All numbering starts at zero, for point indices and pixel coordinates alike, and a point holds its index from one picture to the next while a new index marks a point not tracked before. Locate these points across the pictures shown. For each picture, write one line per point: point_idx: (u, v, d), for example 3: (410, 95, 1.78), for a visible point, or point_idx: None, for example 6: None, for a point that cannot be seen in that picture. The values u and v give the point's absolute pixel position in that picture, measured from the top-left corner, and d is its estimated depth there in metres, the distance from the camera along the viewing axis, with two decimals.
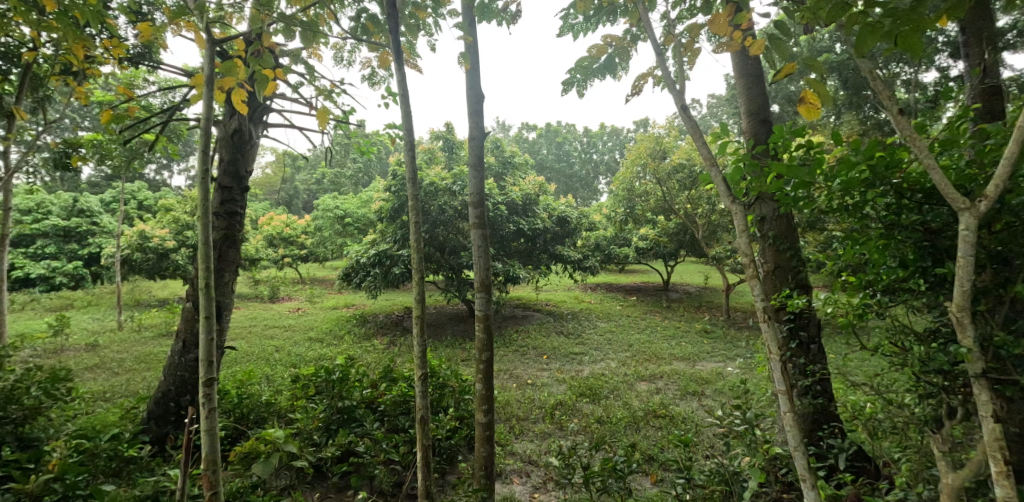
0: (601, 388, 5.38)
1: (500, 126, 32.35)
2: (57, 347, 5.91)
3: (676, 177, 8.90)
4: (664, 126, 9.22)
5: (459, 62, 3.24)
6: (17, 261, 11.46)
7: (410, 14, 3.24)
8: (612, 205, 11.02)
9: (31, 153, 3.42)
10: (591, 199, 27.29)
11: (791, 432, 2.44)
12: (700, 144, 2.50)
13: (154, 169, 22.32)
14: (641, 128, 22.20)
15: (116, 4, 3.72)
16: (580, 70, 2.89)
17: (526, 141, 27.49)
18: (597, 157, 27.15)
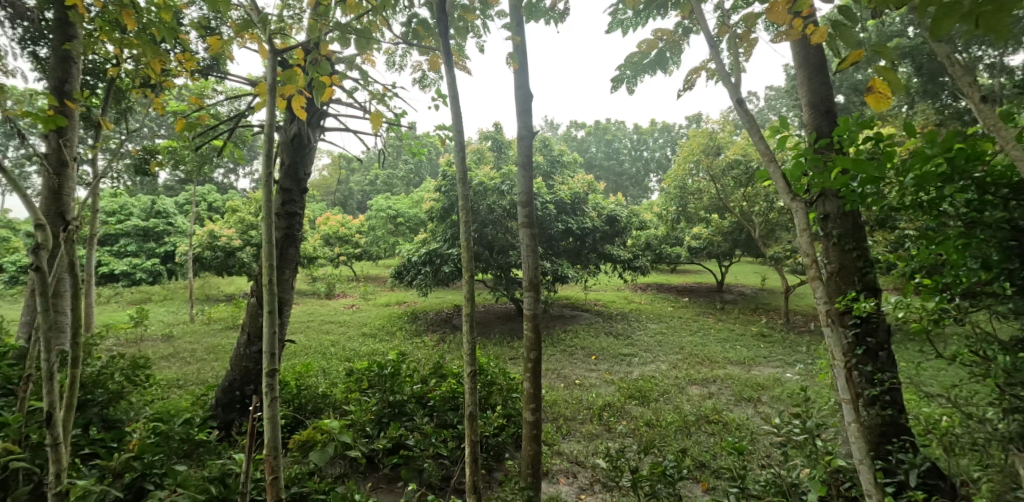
0: (651, 391, 5.25)
1: (548, 124, 32.15)
2: (134, 338, 6.43)
3: (731, 174, 8.56)
4: (719, 121, 8.89)
5: (506, 63, 3.27)
6: (104, 258, 12.53)
7: (460, 17, 3.29)
8: (663, 203, 10.73)
9: (115, 159, 3.74)
10: (642, 197, 26.58)
11: (856, 444, 2.31)
12: (757, 139, 2.44)
13: (222, 173, 23.80)
14: (694, 123, 21.52)
15: (187, 21, 4.01)
16: (630, 67, 2.86)
17: (575, 139, 27.18)
18: (648, 154, 26.38)
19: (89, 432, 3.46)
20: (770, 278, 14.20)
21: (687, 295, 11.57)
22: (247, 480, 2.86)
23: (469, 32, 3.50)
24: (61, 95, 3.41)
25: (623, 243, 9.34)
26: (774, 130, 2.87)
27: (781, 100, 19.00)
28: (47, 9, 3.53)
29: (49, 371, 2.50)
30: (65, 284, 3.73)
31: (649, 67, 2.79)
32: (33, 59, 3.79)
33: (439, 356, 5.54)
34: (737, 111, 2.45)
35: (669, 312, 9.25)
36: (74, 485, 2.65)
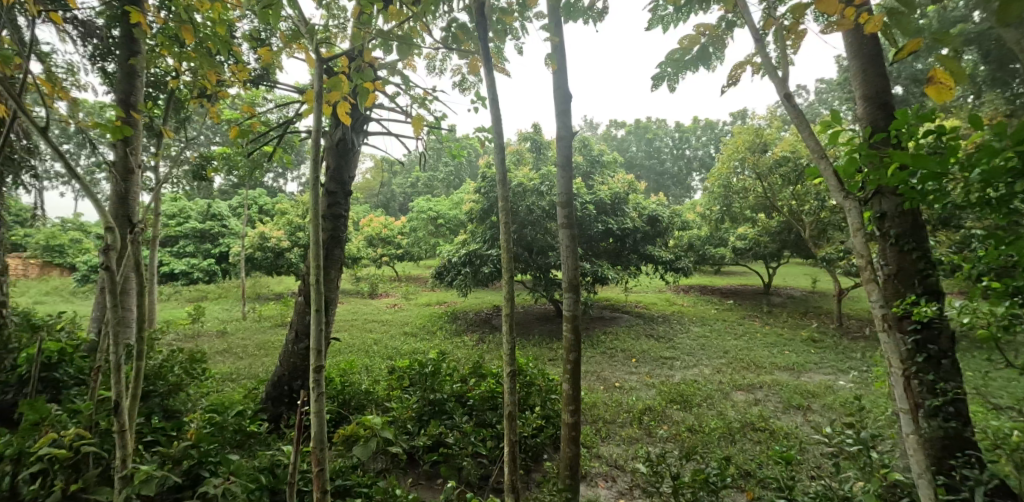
0: (693, 396, 5.12)
1: (588, 124, 31.79)
2: (191, 333, 6.83)
3: (779, 171, 8.22)
4: (766, 116, 8.54)
5: (545, 64, 3.26)
6: (165, 258, 13.33)
7: (498, 20, 3.33)
8: (707, 203, 10.42)
9: (176, 166, 3.99)
10: (685, 196, 25.88)
11: (915, 457, 2.19)
12: (806, 134, 2.42)
13: (272, 177, 24.85)
14: (738, 119, 20.82)
15: (240, 34, 4.23)
16: (671, 64, 2.79)
17: (615, 139, 26.75)
18: (690, 152, 25.66)
19: (152, 421, 3.69)
20: (821, 280, 13.55)
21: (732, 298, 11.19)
22: (294, 471, 2.98)
23: (507, 34, 3.52)
24: (127, 107, 3.67)
25: (664, 244, 9.14)
26: (825, 124, 2.72)
27: (831, 93, 18.10)
28: (114, 27, 3.81)
29: (117, 363, 2.69)
30: (131, 283, 4.01)
31: (692, 62, 2.70)
32: (102, 73, 4.10)
33: (478, 356, 5.60)
34: (785, 106, 2.45)
35: (712, 315, 8.96)
36: (138, 469, 2.84)
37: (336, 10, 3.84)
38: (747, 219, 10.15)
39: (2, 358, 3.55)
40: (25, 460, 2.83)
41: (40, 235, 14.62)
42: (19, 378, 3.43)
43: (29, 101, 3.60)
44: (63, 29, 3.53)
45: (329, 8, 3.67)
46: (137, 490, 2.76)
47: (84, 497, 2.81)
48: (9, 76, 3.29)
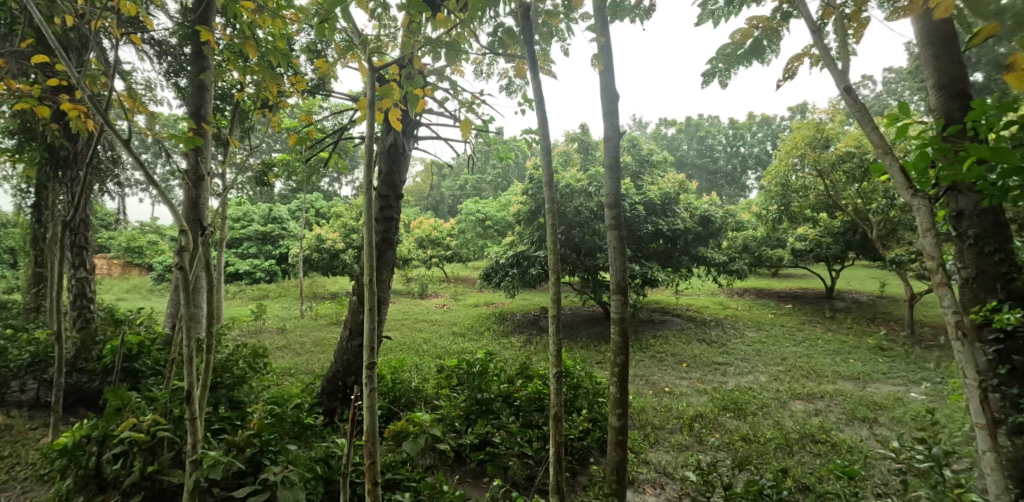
0: (748, 404, 4.90)
1: (637, 123, 30.99)
2: (254, 329, 7.27)
3: (843, 167, 7.76)
4: (828, 109, 7.85)
5: (591, 64, 3.17)
6: (231, 259, 14.19)
7: (544, 22, 3.31)
8: (763, 203, 9.96)
9: (241, 173, 4.28)
10: (739, 195, 24.73)
11: (992, 476, 2.12)
12: (868, 128, 2.32)
13: (327, 181, 25.82)
14: (798, 113, 19.66)
15: (298, 47, 4.46)
16: (722, 59, 2.71)
17: (665, 138, 25.88)
18: (745, 150, 24.49)
19: (219, 410, 3.96)
20: (891, 284, 12.62)
21: (791, 302, 10.60)
22: (348, 464, 3.13)
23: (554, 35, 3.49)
24: (198, 118, 3.97)
25: (717, 245, 8.84)
26: (893, 117, 2.48)
27: (900, 82, 16.77)
28: (185, 44, 4.14)
29: (189, 356, 2.92)
30: (201, 281, 4.32)
31: (740, 59, 2.58)
32: (176, 88, 4.45)
33: (526, 357, 5.60)
34: (845, 99, 2.37)
35: (770, 319, 8.54)
36: (206, 454, 3.05)
37: (387, 22, 3.99)
38: (807, 219, 9.61)
39: (90, 349, 3.91)
40: (108, 442, 3.09)
41: (123, 238, 15.96)
42: (105, 367, 3.77)
43: (113, 115, 3.96)
44: (142, 48, 3.87)
45: (381, 19, 3.80)
46: (205, 474, 2.97)
47: (159, 478, 3.04)
48: (96, 94, 3.63)
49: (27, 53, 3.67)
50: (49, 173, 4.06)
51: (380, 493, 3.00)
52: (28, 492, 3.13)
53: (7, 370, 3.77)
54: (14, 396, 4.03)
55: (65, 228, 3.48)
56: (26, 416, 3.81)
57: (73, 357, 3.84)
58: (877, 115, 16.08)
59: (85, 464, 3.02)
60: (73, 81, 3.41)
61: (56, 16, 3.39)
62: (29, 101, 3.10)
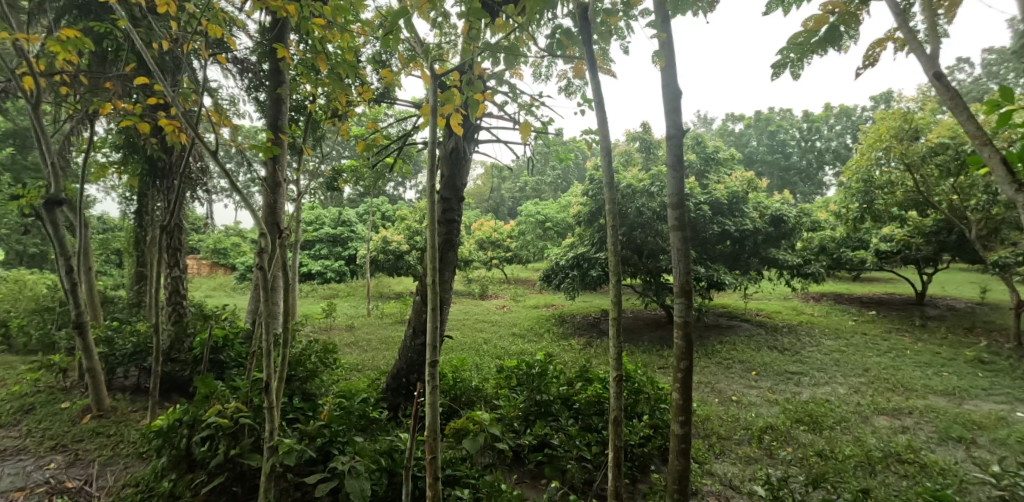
0: (825, 417, 4.56)
1: (703, 118, 29.36)
2: (324, 326, 7.70)
3: (934, 161, 7.06)
4: (918, 98, 7.30)
5: (651, 62, 2.99)
6: (305, 260, 15.08)
7: (603, 21, 3.21)
8: (842, 201, 9.24)
9: (314, 179, 4.57)
10: (816, 193, 22.79)
11: None
12: (963, 117, 2.10)
13: (392, 186, 26.71)
14: (882, 103, 18.04)
15: (365, 59, 4.69)
16: (795, 48, 2.55)
17: (733, 133, 24.07)
18: (821, 144, 22.50)
19: (294, 402, 4.23)
20: (993, 289, 11.30)
21: (875, 308, 9.75)
22: (410, 459, 3.28)
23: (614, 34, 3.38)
24: (275, 129, 4.29)
25: (791, 246, 8.31)
26: (993, 103, 2.21)
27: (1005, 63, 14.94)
28: (264, 61, 4.49)
29: (267, 349, 3.16)
30: (278, 281, 4.64)
31: (817, 47, 2.47)
32: (256, 103, 4.82)
33: (586, 359, 5.53)
34: (934, 86, 2.17)
35: (851, 326, 7.89)
36: (282, 441, 3.26)
37: (448, 29, 4.07)
38: (894, 217, 8.80)
39: (183, 341, 4.33)
40: (197, 426, 3.33)
41: (210, 240, 17.39)
42: (195, 358, 4.15)
43: (202, 128, 4.36)
44: (227, 66, 4.24)
45: (441, 27, 3.91)
46: (281, 460, 3.16)
47: (240, 461, 3.26)
48: (188, 110, 4.03)
49: (131, 76, 4.13)
50: (149, 183, 4.54)
51: (440, 488, 3.14)
52: (129, 468, 3.51)
53: (114, 358, 4.26)
54: (119, 382, 4.53)
55: (162, 232, 3.88)
56: (129, 400, 4.28)
57: (168, 348, 4.27)
58: (973, 102, 14.45)
59: (177, 445, 3.29)
60: (168, 99, 3.80)
61: (154, 41, 3.80)
62: (132, 118, 3.49)
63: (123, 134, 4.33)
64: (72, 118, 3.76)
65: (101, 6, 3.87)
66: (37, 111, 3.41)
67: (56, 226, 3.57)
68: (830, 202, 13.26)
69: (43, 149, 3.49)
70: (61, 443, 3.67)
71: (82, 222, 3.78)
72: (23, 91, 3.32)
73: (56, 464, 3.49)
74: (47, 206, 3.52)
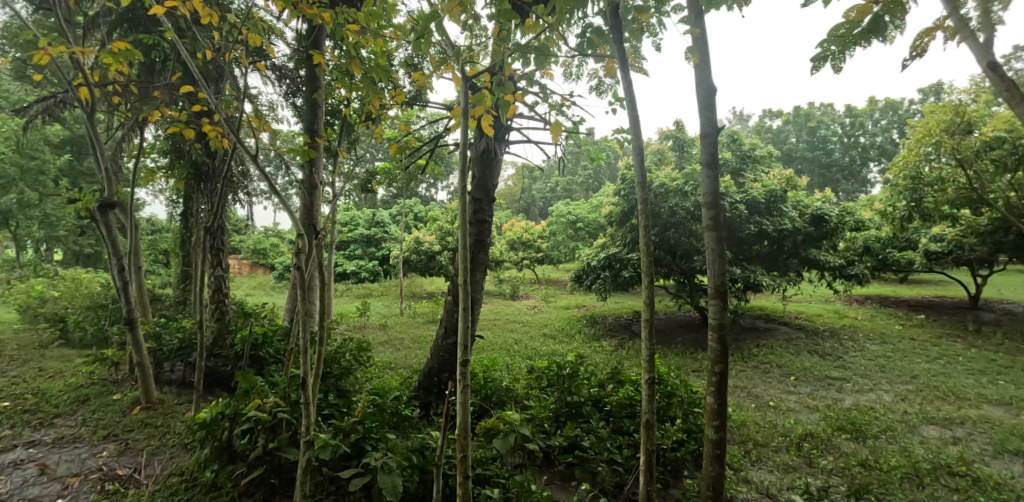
0: (869, 425, 4.36)
1: (738, 115, 28.32)
2: (358, 325, 7.88)
3: (991, 155, 6.65)
4: (970, 89, 6.83)
5: (684, 58, 2.90)
6: (340, 260, 15.46)
7: (634, 19, 3.10)
8: (889, 199, 8.81)
9: (348, 181, 4.69)
10: (860, 191, 21.39)
11: None
12: (1020, 109, 1.97)
13: (425, 187, 27.02)
14: (931, 95, 17.07)
15: (397, 62, 4.77)
16: (836, 40, 2.45)
17: (770, 130, 22.99)
18: (865, 140, 20.91)
19: (329, 398, 4.34)
20: None
21: (925, 311, 9.25)
22: (440, 457, 3.32)
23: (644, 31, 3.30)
24: (311, 133, 4.42)
25: (833, 247, 7.99)
26: None
27: None
28: (301, 67, 4.64)
29: (304, 346, 3.25)
30: (315, 280, 4.79)
31: (861, 38, 2.35)
32: (294, 107, 4.98)
33: (617, 361, 5.45)
34: (988, 78, 2.04)
35: (899, 331, 7.51)
36: (317, 436, 3.33)
37: (478, 31, 4.08)
38: (945, 216, 8.34)
39: (225, 337, 4.52)
40: (239, 419, 3.42)
41: (251, 241, 18.05)
42: (237, 354, 4.33)
43: (244, 134, 4.54)
44: (266, 73, 4.40)
45: (471, 30, 3.92)
46: (316, 453, 3.24)
47: (278, 454, 3.34)
48: (230, 116, 4.20)
49: (177, 84, 4.34)
50: (195, 186, 4.76)
51: (470, 486, 3.16)
52: (175, 458, 3.68)
53: (162, 352, 4.48)
54: (166, 375, 4.76)
55: (206, 233, 4.07)
56: (175, 393, 4.50)
57: (212, 344, 4.47)
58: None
59: (220, 437, 3.37)
60: (211, 106, 3.98)
61: (199, 51, 3.98)
62: (178, 125, 3.67)
63: (169, 140, 4.55)
64: (124, 126, 3.99)
65: (149, 19, 4.08)
66: (92, 119, 3.63)
67: (109, 228, 3.79)
68: (875, 199, 12.47)
69: (97, 155, 3.72)
70: (113, 433, 3.89)
71: (132, 223, 4.00)
72: (79, 100, 3.55)
73: (109, 452, 3.69)
74: (101, 209, 3.74)
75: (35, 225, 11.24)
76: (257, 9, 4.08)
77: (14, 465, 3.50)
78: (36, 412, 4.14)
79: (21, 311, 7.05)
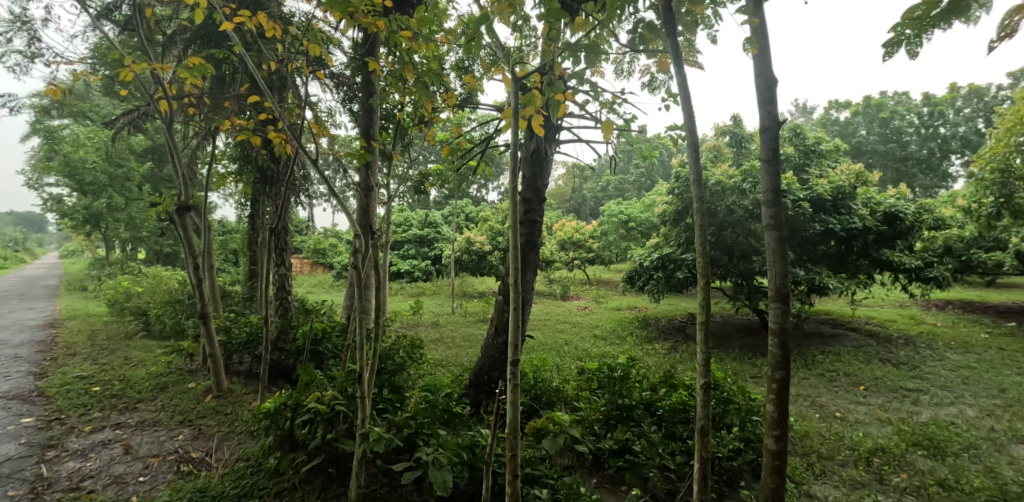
0: (949, 442, 4.00)
1: (801, 107, 26.48)
2: (411, 323, 8.11)
3: None
4: None
5: (743, 49, 2.72)
6: (394, 260, 15.91)
7: (688, 11, 2.93)
8: (975, 195, 8.06)
9: (402, 183, 4.82)
10: (941, 186, 19.03)
11: None
12: None
13: (476, 188, 27.28)
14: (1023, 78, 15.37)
15: (449, 66, 4.86)
16: (913, 24, 2.26)
17: (838, 122, 20.10)
18: (945, 131, 17.92)
19: (383, 393, 4.49)
20: None
21: (1019, 318, 8.39)
22: (489, 455, 3.34)
23: (698, 24, 3.16)
24: (368, 137, 4.59)
25: (909, 247, 7.42)
26: None
27: None
28: (357, 74, 4.83)
29: (359, 343, 3.37)
30: (371, 279, 4.97)
31: (940, 19, 2.15)
32: (351, 113, 5.19)
33: (670, 365, 5.30)
34: None
35: (990, 339, 6.84)
36: (372, 429, 3.43)
37: (527, 32, 4.07)
38: None
39: (287, 332, 4.81)
40: (299, 410, 3.61)
41: (311, 242, 18.93)
42: (299, 348, 4.58)
43: (305, 139, 4.77)
44: (325, 81, 4.61)
45: (520, 31, 3.93)
46: (370, 445, 3.35)
47: (335, 445, 3.47)
48: (293, 123, 4.44)
49: (245, 95, 4.64)
50: (261, 189, 5.07)
51: (519, 485, 3.17)
52: (242, 444, 3.94)
53: (231, 345, 4.85)
54: (235, 367, 5.10)
55: (271, 233, 4.32)
56: (243, 383, 4.82)
57: (275, 339, 4.76)
58: None
59: (283, 426, 3.57)
60: (276, 114, 4.21)
61: (264, 62, 4.24)
62: (245, 132, 3.92)
63: (238, 147, 4.88)
64: (198, 134, 4.31)
65: (220, 35, 4.41)
66: (170, 129, 3.94)
67: (186, 230, 4.10)
68: (958, 195, 11.25)
69: (175, 162, 4.03)
70: (188, 418, 4.22)
71: (205, 225, 4.31)
72: (159, 112, 3.87)
73: (184, 436, 4.01)
74: (179, 212, 4.06)
75: (122, 227, 12.34)
76: (316, 21, 4.28)
77: (103, 444, 3.87)
78: (122, 398, 4.55)
79: (111, 305, 7.79)
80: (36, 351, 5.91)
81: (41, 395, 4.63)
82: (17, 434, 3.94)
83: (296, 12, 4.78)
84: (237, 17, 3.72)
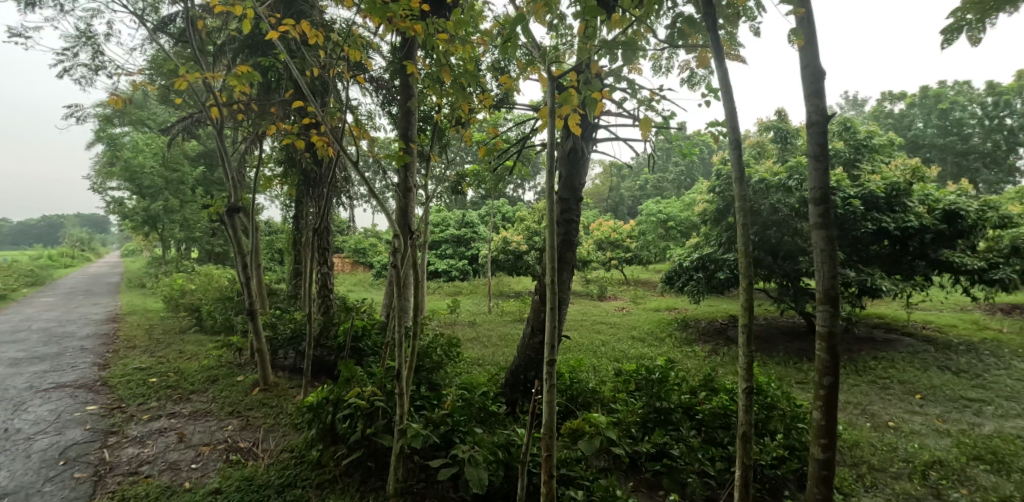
0: (1016, 457, 3.73)
1: (852, 101, 25.08)
2: (448, 322, 8.21)
3: None
4: None
5: (788, 40, 2.59)
6: (432, 260, 16.16)
7: (729, 2, 2.82)
8: None
9: (440, 183, 4.88)
10: (1005, 181, 17.26)
11: None
12: None
13: (512, 187, 27.28)
14: None
15: (485, 67, 4.90)
16: (975, 8, 2.17)
17: (892, 114, 18.74)
18: (1012, 121, 16.38)
19: (421, 390, 4.56)
20: None
21: None
22: (524, 454, 3.33)
23: (740, 16, 3.05)
24: (406, 138, 4.68)
25: (973, 247, 6.94)
26: None
27: None
28: (395, 77, 4.94)
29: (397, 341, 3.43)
30: (409, 278, 5.07)
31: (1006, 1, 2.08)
32: (390, 115, 5.31)
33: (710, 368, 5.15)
34: None
35: None
36: (409, 425, 3.49)
37: (562, 32, 4.04)
38: None
39: (329, 329, 4.98)
40: (340, 404, 3.72)
41: (352, 241, 19.46)
42: (340, 345, 4.73)
43: (347, 142, 4.91)
44: (365, 85, 4.72)
45: (555, 30, 3.91)
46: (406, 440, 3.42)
47: (374, 440, 3.55)
48: (335, 126, 4.57)
49: (290, 100, 4.81)
50: (306, 191, 5.25)
51: (554, 485, 3.15)
52: (286, 436, 4.10)
53: (277, 341, 5.06)
54: (280, 362, 5.31)
55: (314, 233, 4.47)
56: (287, 378, 5.02)
57: (318, 336, 4.93)
58: None
59: (325, 420, 3.68)
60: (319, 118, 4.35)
61: (308, 69, 4.39)
62: (290, 136, 4.08)
63: (284, 151, 5.07)
64: (247, 139, 4.50)
65: (266, 44, 4.59)
66: (221, 135, 4.14)
67: (235, 230, 4.30)
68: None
69: (225, 166, 4.24)
70: (236, 410, 4.43)
71: (253, 225, 4.50)
72: (211, 119, 4.07)
73: (233, 427, 4.21)
74: (229, 214, 4.26)
75: (177, 228, 13.07)
76: (356, 27, 4.39)
77: (159, 432, 4.11)
78: (176, 389, 4.83)
79: (167, 302, 8.25)
80: (99, 344, 6.33)
81: (104, 385, 4.96)
82: (84, 421, 4.24)
83: (337, 19, 4.92)
84: (283, 25, 3.85)
